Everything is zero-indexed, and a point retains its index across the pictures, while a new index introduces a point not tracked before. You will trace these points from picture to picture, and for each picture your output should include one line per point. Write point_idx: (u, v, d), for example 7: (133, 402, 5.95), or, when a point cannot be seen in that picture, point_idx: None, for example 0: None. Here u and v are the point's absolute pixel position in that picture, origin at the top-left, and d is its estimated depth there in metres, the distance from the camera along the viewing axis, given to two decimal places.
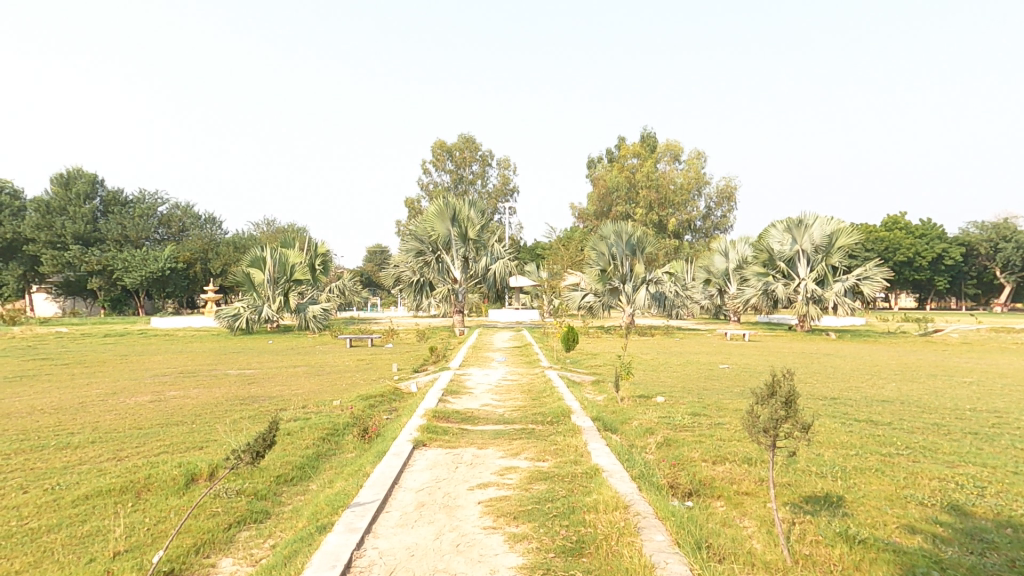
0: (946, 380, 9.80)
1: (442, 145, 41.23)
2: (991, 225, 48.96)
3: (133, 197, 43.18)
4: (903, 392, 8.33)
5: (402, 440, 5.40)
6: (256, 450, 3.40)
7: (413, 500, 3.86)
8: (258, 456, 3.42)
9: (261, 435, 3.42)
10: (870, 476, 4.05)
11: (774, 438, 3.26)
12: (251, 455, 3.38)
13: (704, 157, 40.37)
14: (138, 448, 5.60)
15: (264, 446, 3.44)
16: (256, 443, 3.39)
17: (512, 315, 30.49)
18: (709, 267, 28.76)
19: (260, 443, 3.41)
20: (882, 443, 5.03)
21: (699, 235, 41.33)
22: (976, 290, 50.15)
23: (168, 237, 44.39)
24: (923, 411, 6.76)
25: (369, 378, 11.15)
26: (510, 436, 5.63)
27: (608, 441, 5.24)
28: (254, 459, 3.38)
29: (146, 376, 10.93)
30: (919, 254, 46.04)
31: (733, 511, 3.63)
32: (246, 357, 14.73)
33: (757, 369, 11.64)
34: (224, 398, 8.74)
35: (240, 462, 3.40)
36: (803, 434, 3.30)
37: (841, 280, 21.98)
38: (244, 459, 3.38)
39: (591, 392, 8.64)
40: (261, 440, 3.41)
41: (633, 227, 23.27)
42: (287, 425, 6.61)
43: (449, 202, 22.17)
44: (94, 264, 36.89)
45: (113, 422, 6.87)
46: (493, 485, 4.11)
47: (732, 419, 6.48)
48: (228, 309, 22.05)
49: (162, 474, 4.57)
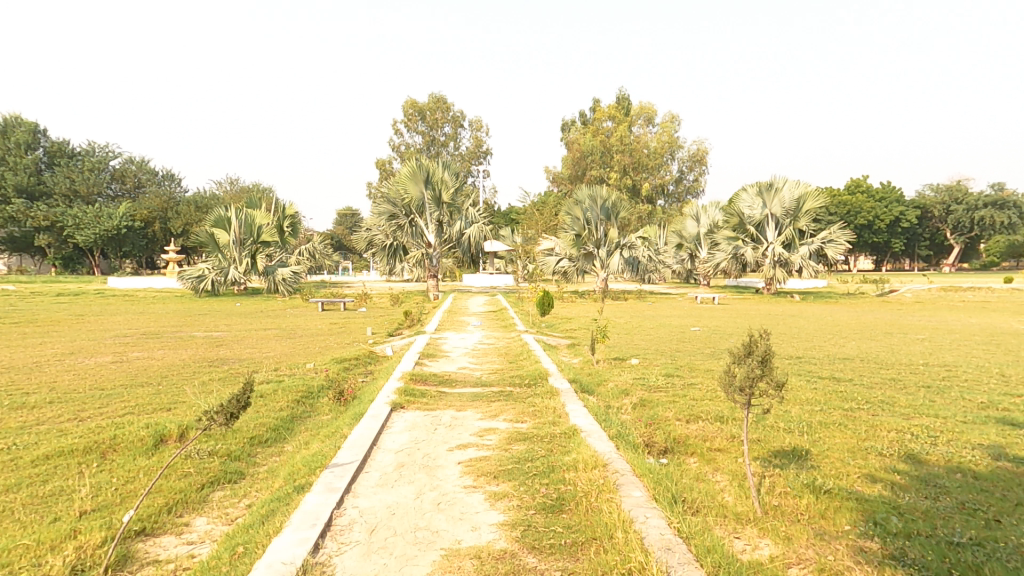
0: (901, 337, 10.29)
1: (414, 104, 39.86)
2: (944, 188, 50.82)
3: (80, 149, 40.71)
4: (862, 349, 8.74)
5: (381, 402, 5.38)
6: (230, 412, 3.30)
7: (393, 461, 3.85)
8: (232, 418, 3.33)
9: (235, 397, 3.33)
10: (833, 430, 4.24)
11: (749, 397, 3.35)
12: (226, 417, 3.29)
13: (678, 121, 40.21)
14: (101, 409, 5.42)
15: (239, 408, 3.36)
16: (230, 404, 3.30)
17: (486, 280, 30.50)
18: (681, 232, 29.12)
19: (234, 405, 3.32)
20: (844, 399, 5.26)
21: (672, 200, 41.62)
22: (928, 251, 52.45)
23: (122, 193, 42.21)
24: (881, 366, 7.10)
25: (342, 342, 11.01)
26: (488, 399, 5.66)
27: (585, 402, 5.32)
28: (229, 421, 3.29)
29: (106, 337, 10.54)
30: (878, 217, 47.69)
31: (706, 466, 3.74)
32: (212, 320, 14.33)
33: (726, 330, 11.97)
34: (192, 360, 8.50)
35: (213, 424, 3.30)
36: (776, 392, 3.38)
37: (807, 243, 22.55)
38: (217, 421, 3.28)
39: (568, 355, 8.79)
40: (235, 401, 3.32)
41: (608, 191, 23.28)
42: (260, 388, 6.50)
43: (422, 163, 21.56)
44: (42, 219, 34.88)
45: (72, 383, 6.61)
46: (473, 447, 4.14)
47: (704, 379, 6.70)
48: (192, 271, 21.28)
49: (129, 435, 4.43)
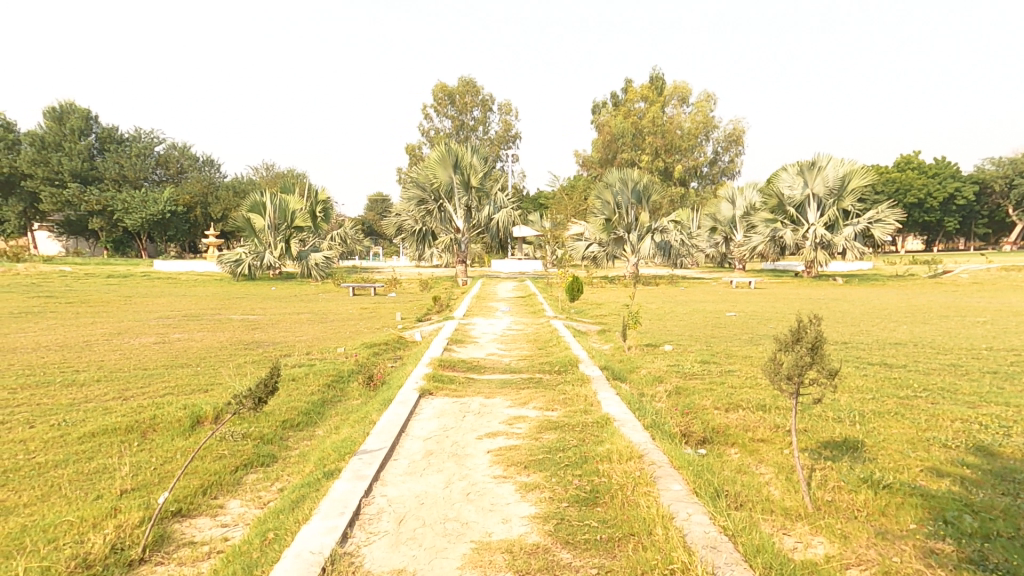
0: (960, 321, 9.68)
1: (443, 88, 39.57)
2: (1007, 162, 47.52)
3: (128, 135, 42.24)
4: (915, 334, 8.24)
5: (410, 388, 5.35)
6: (258, 396, 3.28)
7: (421, 448, 3.78)
8: (260, 402, 3.31)
9: (262, 381, 3.30)
10: (889, 420, 3.95)
11: (797, 386, 3.11)
12: (254, 401, 3.26)
13: (713, 99, 38.80)
14: (143, 388, 5.56)
15: (267, 392, 3.34)
16: (258, 389, 3.28)
17: (515, 265, 30.39)
18: (715, 214, 28.28)
19: (262, 389, 3.30)
20: (899, 386, 4.93)
21: (706, 181, 40.41)
22: (985, 230, 49.44)
23: (166, 178, 43.69)
24: (939, 351, 6.67)
25: (373, 326, 11.08)
26: (518, 386, 5.56)
27: (617, 390, 5.16)
28: (257, 405, 3.27)
29: (150, 318, 10.91)
30: (930, 195, 45.15)
31: (749, 458, 3.54)
32: (249, 303, 14.69)
33: (765, 315, 11.53)
34: (230, 342, 8.70)
35: (242, 408, 3.28)
36: (829, 381, 3.12)
37: (851, 224, 21.53)
38: (246, 405, 3.26)
39: (598, 340, 8.62)
40: (263, 386, 3.29)
41: (639, 173, 22.72)
42: (292, 371, 6.57)
43: (451, 148, 21.48)
44: (94, 203, 36.39)
45: (118, 362, 6.83)
46: (502, 435, 4.03)
47: (743, 365, 6.43)
48: (229, 256, 21.87)
49: (168, 415, 4.50)
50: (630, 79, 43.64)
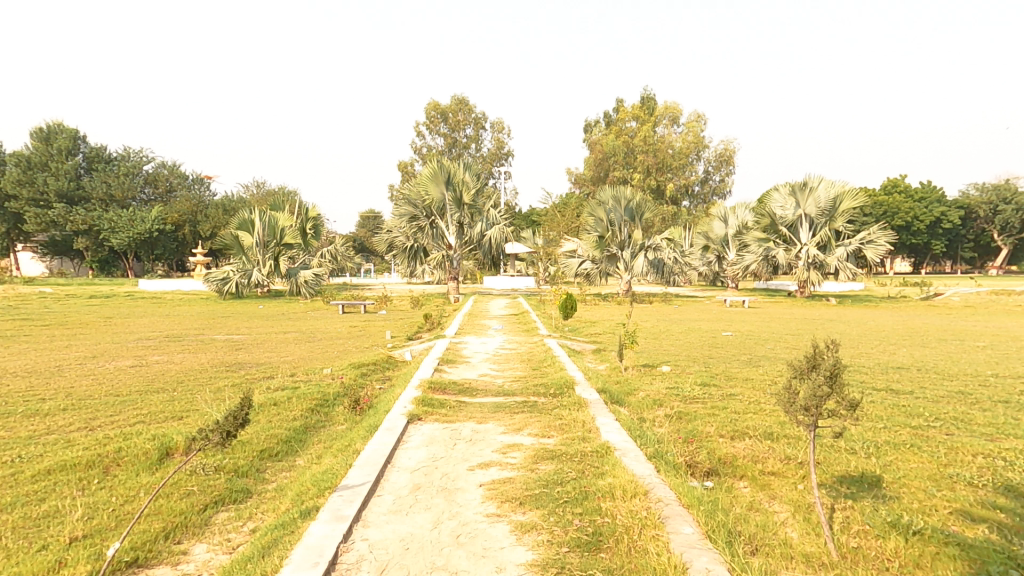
0: (959, 345, 9.56)
1: (436, 107, 39.86)
2: (990, 187, 48.49)
3: (116, 154, 41.93)
4: (916, 358, 8.09)
5: (397, 413, 5.05)
6: (227, 430, 2.99)
7: (408, 482, 3.50)
8: (229, 437, 3.02)
9: (231, 413, 3.01)
10: (906, 452, 3.73)
11: (815, 419, 2.87)
12: (222, 436, 2.97)
13: (704, 120, 39.30)
14: (112, 416, 5.22)
15: (237, 426, 3.04)
16: (226, 422, 2.98)
17: (508, 282, 30.23)
18: (707, 233, 28.34)
19: (232, 422, 2.99)
20: (910, 415, 4.72)
21: (697, 201, 40.69)
22: (971, 253, 50.17)
23: (154, 197, 43.20)
24: (944, 377, 6.50)
25: (362, 345, 10.78)
26: (511, 410, 5.28)
27: (617, 415, 4.91)
28: (225, 441, 2.98)
29: (129, 340, 10.49)
30: (917, 218, 45.82)
31: (761, 494, 3.30)
32: (235, 322, 14.32)
33: (763, 336, 11.35)
34: (211, 364, 8.36)
35: (209, 444, 2.99)
36: (848, 414, 2.89)
37: (843, 245, 21.62)
38: (213, 441, 2.96)
39: (593, 360, 8.40)
40: (232, 419, 3.00)
41: (632, 192, 22.75)
42: (274, 395, 6.24)
43: (444, 164, 21.37)
44: (79, 223, 35.87)
45: (88, 389, 6.45)
46: (496, 465, 3.76)
47: (745, 389, 6.20)
48: (216, 273, 21.49)
49: (134, 448, 4.18)
50: (621, 99, 44.17)
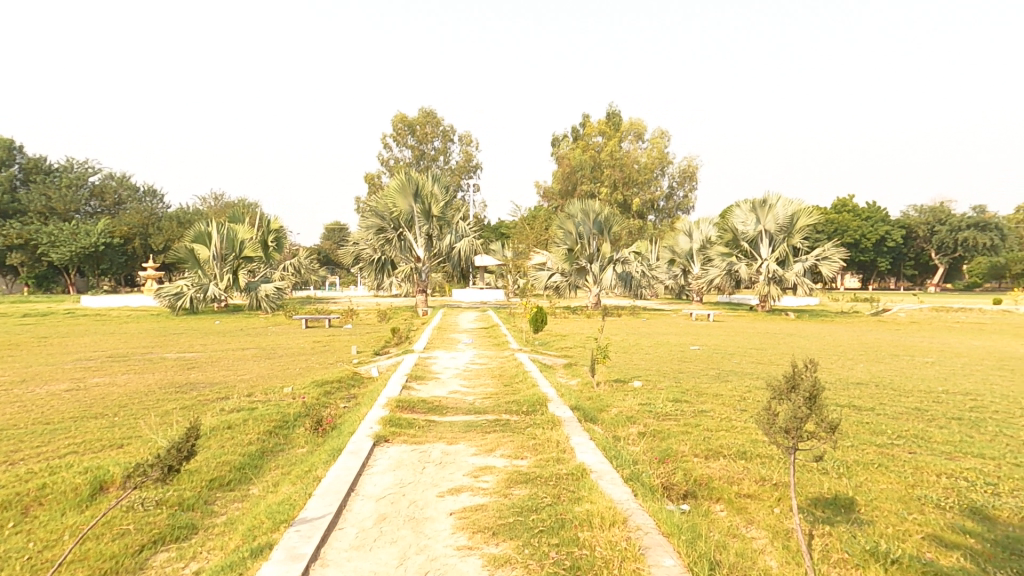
0: (911, 360, 9.90)
1: (403, 119, 39.62)
2: (928, 207, 51.52)
3: (58, 165, 40.11)
4: (874, 373, 8.31)
5: (362, 435, 4.79)
6: (169, 464, 2.66)
7: (374, 512, 3.26)
8: (172, 471, 2.69)
9: (175, 445, 2.68)
10: (875, 473, 3.73)
11: (794, 442, 2.82)
12: (163, 471, 2.64)
13: (667, 137, 40.33)
14: (41, 447, 4.77)
15: (181, 459, 2.72)
16: (169, 455, 2.65)
17: (476, 295, 30.01)
18: (673, 247, 28.90)
19: (175, 455, 2.67)
20: (875, 432, 4.77)
21: (662, 216, 41.57)
22: (913, 270, 53.03)
23: (101, 210, 41.25)
24: (902, 393, 6.66)
25: (325, 363, 10.36)
26: (483, 430, 5.08)
27: (591, 434, 4.78)
28: (166, 476, 2.65)
29: (67, 360, 9.80)
30: (865, 236, 48.16)
31: (737, 518, 3.22)
32: (187, 339, 13.61)
33: (728, 350, 11.51)
34: (159, 385, 7.83)
35: (148, 481, 2.65)
36: (827, 438, 2.85)
37: (801, 260, 22.37)
38: (152, 477, 2.63)
39: (565, 376, 8.29)
40: (176, 452, 2.67)
41: (600, 206, 23.03)
42: (228, 418, 5.86)
43: (412, 176, 21.14)
44: (15, 237, 33.88)
45: (16, 416, 5.92)
46: (467, 491, 3.57)
47: (716, 405, 6.19)
48: (170, 287, 20.48)
49: (62, 483, 3.80)
50: (588, 115, 44.94)
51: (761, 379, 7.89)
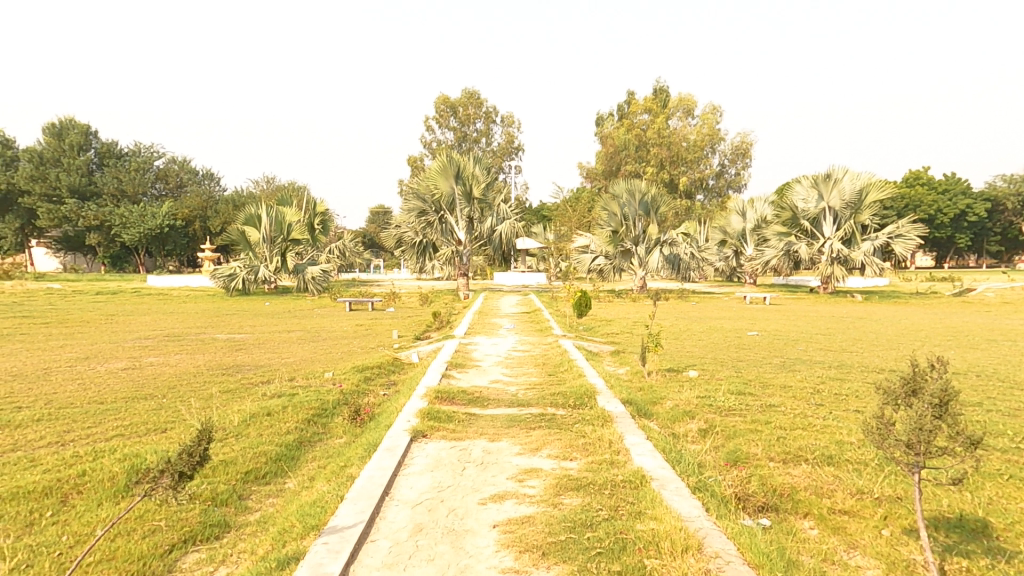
0: (1010, 347, 8.83)
1: (445, 100, 39.29)
2: (1017, 179, 46.93)
3: (127, 150, 42.15)
4: (969, 362, 7.40)
5: (399, 430, 4.51)
6: (181, 470, 2.39)
7: (409, 522, 2.94)
8: (185, 478, 2.42)
9: (186, 450, 2.40)
10: (1004, 487, 3.13)
11: (919, 462, 2.26)
12: (175, 478, 2.38)
13: (719, 111, 38.31)
14: (89, 429, 4.73)
15: (194, 465, 2.44)
16: (180, 462, 2.38)
17: (518, 278, 29.70)
18: (724, 227, 27.51)
19: (187, 460, 2.41)
20: (992, 435, 4.09)
21: (712, 195, 39.75)
22: (997, 247, 48.69)
23: (166, 193, 43.22)
24: (1011, 386, 5.82)
25: (367, 346, 10.27)
26: (527, 425, 4.71)
27: (646, 433, 4.32)
28: (178, 484, 2.38)
29: (126, 340, 10.09)
30: (941, 211, 44.55)
31: (836, 540, 2.71)
32: (239, 320, 13.94)
33: (791, 336, 10.67)
34: (207, 366, 7.89)
35: (159, 488, 2.39)
36: (965, 455, 2.27)
37: (869, 239, 20.75)
38: (163, 484, 2.37)
39: (613, 364, 7.83)
40: (187, 457, 2.40)
41: (647, 185, 22.02)
42: (268, 404, 5.72)
43: (453, 157, 20.81)
44: (92, 219, 35.89)
45: (71, 395, 5.99)
46: (512, 499, 3.20)
47: (786, 399, 5.59)
48: (223, 269, 21.07)
49: (99, 472, 3.67)
50: (633, 91, 43.26)
51: (834, 368, 7.17)
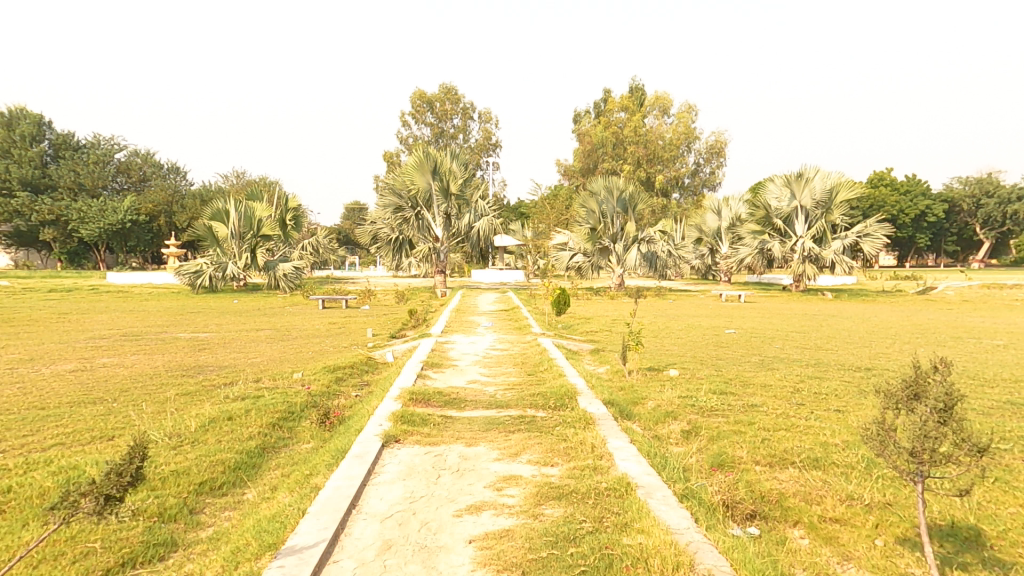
0: (977, 343, 9.03)
1: (422, 95, 38.74)
2: (974, 179, 48.86)
3: (85, 142, 40.48)
4: (941, 359, 7.50)
5: (369, 434, 4.25)
6: (107, 493, 2.10)
7: (378, 538, 2.70)
8: (113, 501, 2.14)
9: (115, 470, 2.13)
10: (992, 491, 3.05)
11: (922, 472, 2.14)
12: (99, 502, 2.08)
13: (694, 111, 38.73)
14: (25, 438, 4.35)
15: (123, 485, 2.16)
16: (107, 483, 2.10)
17: (496, 276, 29.48)
18: (700, 225, 27.80)
19: (115, 482, 2.12)
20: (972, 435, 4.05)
21: (687, 193, 40.19)
22: (955, 246, 50.66)
23: (128, 186, 41.62)
24: (983, 383, 5.88)
25: (339, 345, 9.92)
26: (506, 428, 4.50)
27: (630, 435, 4.15)
28: (103, 508, 2.09)
29: (78, 339, 9.50)
30: (903, 211, 46.09)
31: (829, 551, 2.57)
32: (204, 318, 13.38)
33: (767, 333, 10.73)
34: (166, 367, 7.45)
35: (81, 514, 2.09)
36: (976, 463, 2.12)
37: (839, 237, 21.17)
38: (84, 510, 2.06)
39: (593, 363, 7.70)
40: (115, 478, 2.11)
41: (625, 182, 22.03)
42: (228, 407, 5.37)
43: (430, 153, 20.42)
44: (46, 213, 34.31)
45: (9, 401, 5.52)
46: (490, 510, 2.98)
47: (767, 398, 5.52)
48: (189, 266, 20.25)
49: (30, 489, 3.32)
50: (609, 89, 43.41)
51: (811, 366, 7.15)
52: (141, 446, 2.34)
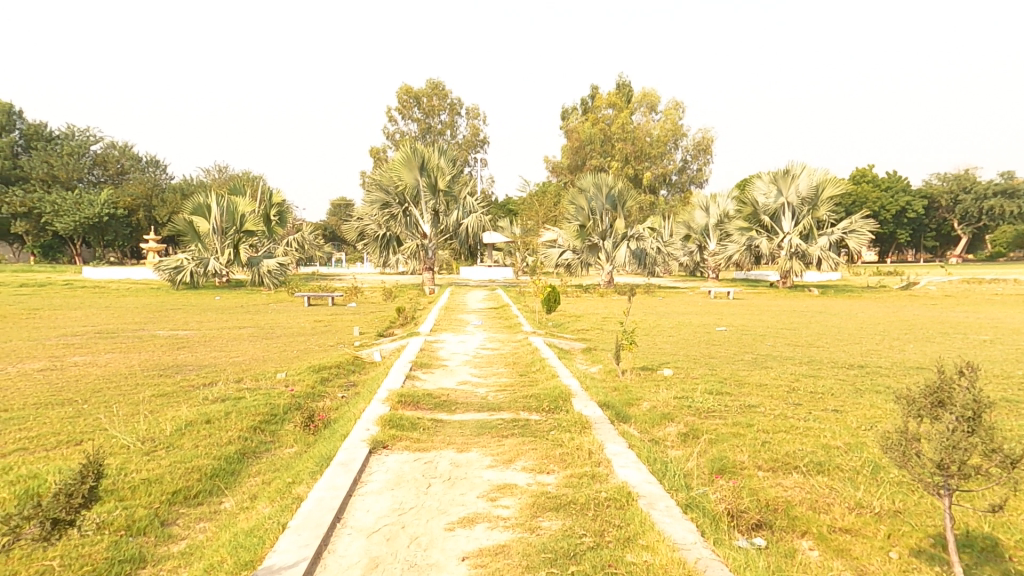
0: (965, 339, 9.05)
1: (409, 90, 38.32)
2: (952, 176, 49.72)
3: (59, 133, 39.54)
4: (932, 356, 7.47)
5: (355, 440, 4.04)
6: (55, 516, 2.24)
7: (364, 556, 2.51)
8: (61, 523, 2.28)
9: (65, 492, 2.28)
10: (1004, 498, 2.95)
11: (951, 482, 2.08)
12: (47, 525, 2.22)
13: (682, 107, 38.79)
14: None
15: (74, 506, 2.30)
16: (55, 506, 2.23)
17: (484, 272, 29.27)
18: (688, 222, 27.84)
19: (64, 503, 2.26)
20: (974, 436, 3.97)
21: (675, 190, 40.28)
22: (934, 242, 51.54)
23: (105, 179, 40.65)
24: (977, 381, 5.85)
25: (325, 343, 9.66)
26: (499, 433, 4.33)
27: (627, 440, 4.00)
28: (51, 531, 2.22)
29: (50, 337, 9.13)
30: (884, 208, 46.78)
31: (841, 565, 2.44)
32: (184, 315, 13.01)
33: (758, 331, 10.67)
34: (143, 367, 7.16)
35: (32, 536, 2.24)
36: (1004, 474, 2.04)
37: (826, 234, 21.30)
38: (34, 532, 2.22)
39: (585, 363, 7.56)
40: (64, 500, 2.26)
41: (613, 179, 21.96)
42: (208, 409, 5.13)
43: (417, 148, 20.12)
44: (18, 206, 33.44)
45: None
46: (484, 523, 2.81)
47: (764, 397, 5.42)
48: (169, 261, 19.80)
49: None
50: (597, 86, 43.33)
51: (805, 364, 7.08)
52: (96, 464, 2.48)
